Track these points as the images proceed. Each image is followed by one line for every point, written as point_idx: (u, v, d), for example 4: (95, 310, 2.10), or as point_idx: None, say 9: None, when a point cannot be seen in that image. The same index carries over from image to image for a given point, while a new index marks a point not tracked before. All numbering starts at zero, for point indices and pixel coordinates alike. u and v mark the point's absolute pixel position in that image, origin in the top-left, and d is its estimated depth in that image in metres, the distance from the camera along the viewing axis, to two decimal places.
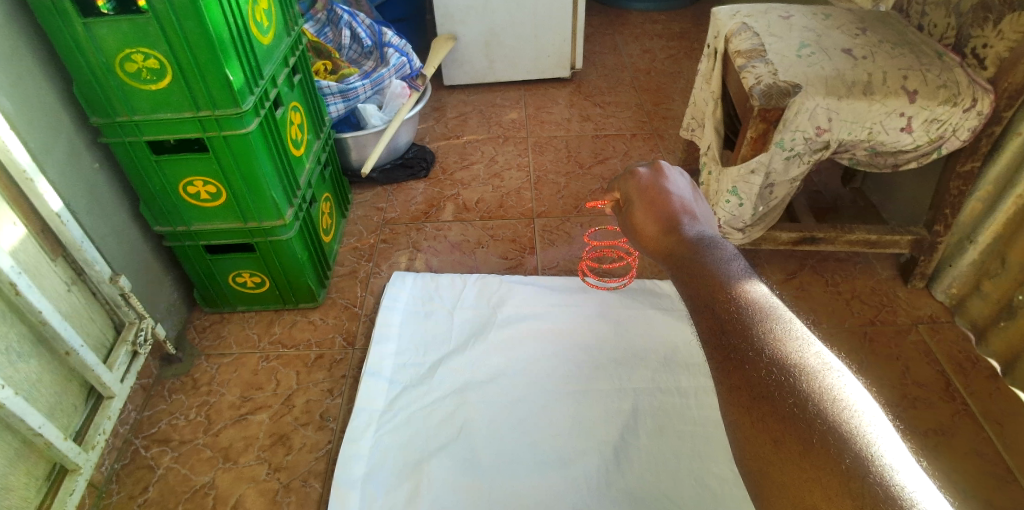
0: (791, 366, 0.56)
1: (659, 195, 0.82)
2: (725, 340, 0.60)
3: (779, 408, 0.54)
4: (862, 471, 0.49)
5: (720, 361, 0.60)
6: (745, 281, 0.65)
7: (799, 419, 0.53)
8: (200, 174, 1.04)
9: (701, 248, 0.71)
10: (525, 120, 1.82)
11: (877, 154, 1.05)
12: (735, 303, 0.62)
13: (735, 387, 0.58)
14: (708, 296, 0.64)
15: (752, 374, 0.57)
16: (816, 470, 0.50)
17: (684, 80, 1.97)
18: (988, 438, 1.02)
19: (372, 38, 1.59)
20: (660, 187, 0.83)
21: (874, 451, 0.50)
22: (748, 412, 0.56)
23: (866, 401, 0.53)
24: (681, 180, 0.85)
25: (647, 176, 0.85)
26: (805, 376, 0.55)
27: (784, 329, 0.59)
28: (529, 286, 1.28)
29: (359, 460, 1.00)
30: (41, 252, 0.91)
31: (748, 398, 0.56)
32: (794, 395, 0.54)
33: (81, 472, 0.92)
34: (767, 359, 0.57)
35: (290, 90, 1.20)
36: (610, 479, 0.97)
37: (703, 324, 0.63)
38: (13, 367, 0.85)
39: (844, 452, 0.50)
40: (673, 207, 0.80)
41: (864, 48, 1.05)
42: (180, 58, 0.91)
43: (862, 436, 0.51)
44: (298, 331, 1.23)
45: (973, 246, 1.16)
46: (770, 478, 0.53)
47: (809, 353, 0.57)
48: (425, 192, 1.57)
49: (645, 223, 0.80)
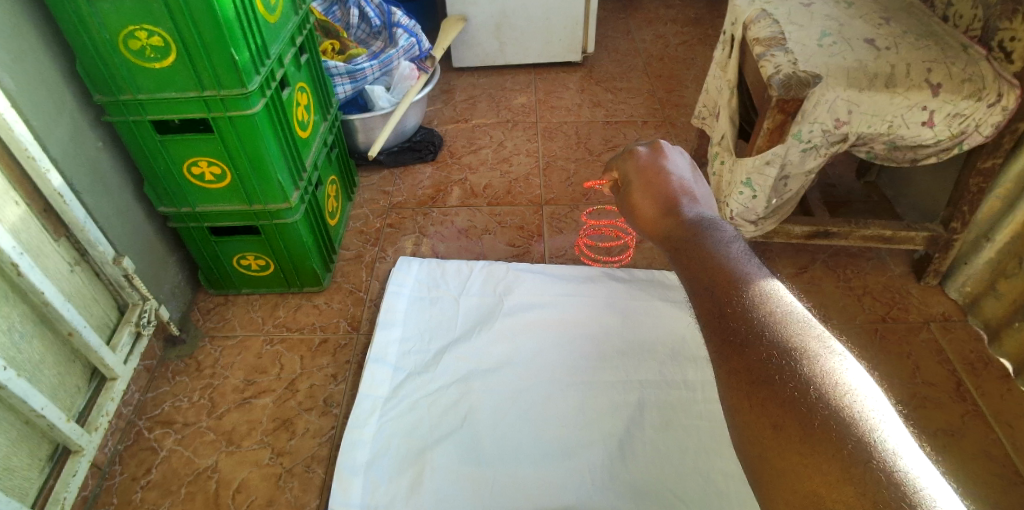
0: (792, 350, 0.55)
1: (658, 175, 0.80)
2: (724, 323, 0.58)
3: (779, 393, 0.53)
4: (864, 457, 0.47)
5: (719, 345, 0.58)
6: (745, 264, 0.63)
7: (800, 404, 0.52)
8: (205, 155, 1.02)
9: (701, 230, 0.69)
10: (535, 104, 1.79)
11: (896, 148, 1.03)
12: (735, 285, 0.61)
13: (734, 370, 0.56)
14: (707, 279, 0.63)
15: (752, 358, 0.56)
16: (816, 456, 0.49)
17: (698, 67, 1.94)
18: (997, 439, 1.01)
19: (380, 18, 1.56)
20: (660, 168, 0.81)
21: (877, 437, 0.48)
22: (747, 397, 0.55)
23: (868, 385, 0.52)
24: (681, 160, 0.84)
25: (646, 155, 0.83)
26: (806, 358, 0.54)
27: (784, 312, 0.58)
28: (536, 275, 1.26)
29: (362, 447, 0.99)
30: (43, 232, 0.90)
31: (748, 382, 0.55)
32: (795, 381, 0.53)
33: (84, 454, 0.91)
34: (768, 343, 0.56)
35: (297, 70, 1.17)
36: (613, 469, 0.97)
37: (703, 309, 0.61)
38: (15, 348, 0.84)
39: (846, 438, 0.49)
40: (673, 187, 0.78)
41: (888, 39, 1.02)
42: (184, 37, 0.89)
43: (864, 422, 0.49)
44: (302, 315, 1.22)
45: (990, 244, 1.14)
46: (768, 466, 0.52)
47: (809, 336, 0.56)
48: (432, 177, 1.55)
49: (643, 204, 0.78)
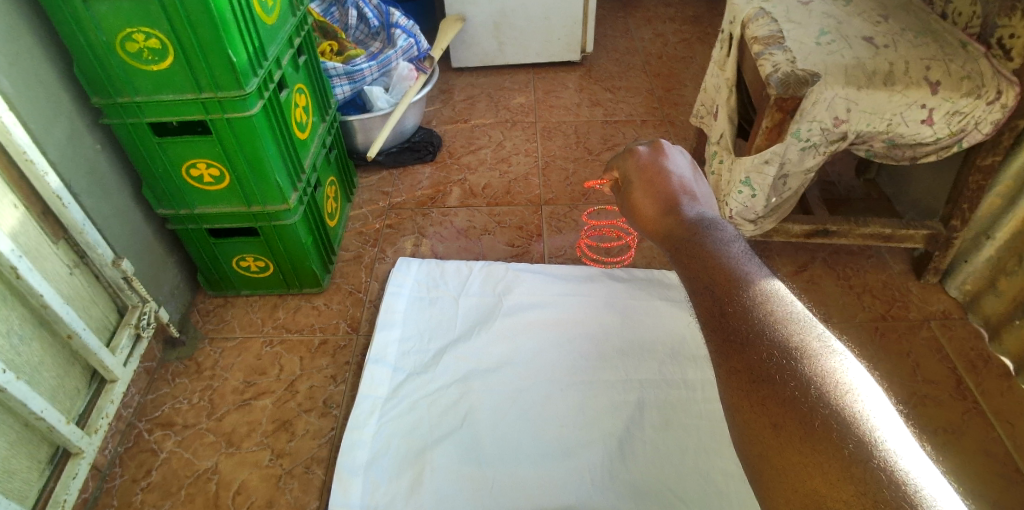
0: (792, 350, 0.55)
1: (658, 175, 0.80)
2: (724, 322, 0.58)
3: (780, 393, 0.53)
4: (865, 456, 0.47)
5: (720, 345, 0.58)
6: (745, 263, 0.63)
7: (800, 403, 0.52)
8: (203, 156, 1.02)
9: (701, 229, 0.69)
10: (534, 104, 1.79)
11: (895, 146, 1.02)
12: (736, 284, 0.61)
13: (735, 370, 0.56)
14: (707, 278, 0.62)
15: (752, 358, 0.56)
16: (817, 455, 0.49)
17: (697, 66, 1.94)
18: (998, 438, 1.01)
19: (379, 19, 1.56)
20: (660, 167, 0.81)
21: (876, 436, 0.48)
22: (747, 396, 0.54)
23: (868, 385, 0.52)
24: (681, 159, 0.83)
25: (647, 154, 0.83)
26: (806, 358, 0.54)
27: (785, 311, 0.58)
28: (536, 275, 1.26)
29: (362, 448, 0.99)
30: (41, 235, 0.90)
31: (748, 381, 0.55)
32: (795, 380, 0.53)
33: (84, 456, 0.92)
34: (768, 342, 0.56)
35: (295, 71, 1.17)
36: (613, 470, 0.97)
37: (703, 308, 0.61)
38: (14, 350, 0.84)
39: (847, 437, 0.49)
40: (673, 187, 0.78)
41: (886, 37, 1.01)
42: (182, 39, 0.89)
43: (864, 421, 0.49)
44: (301, 316, 1.22)
45: (990, 242, 1.14)
46: (769, 465, 0.52)
47: (809, 335, 0.56)
48: (431, 177, 1.55)
49: (643, 203, 0.78)
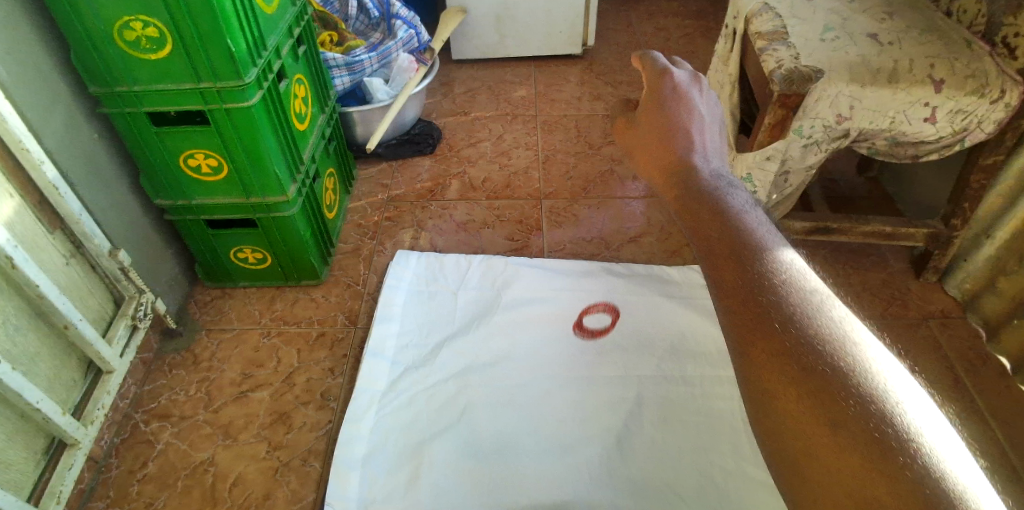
0: (805, 310, 0.56)
1: (676, 105, 0.91)
2: (738, 282, 0.59)
3: (794, 350, 0.54)
4: (878, 413, 0.49)
5: (732, 304, 0.58)
6: (754, 228, 0.64)
7: (814, 360, 0.52)
8: (202, 147, 1.01)
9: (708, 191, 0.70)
10: (535, 97, 1.78)
11: (898, 144, 1.02)
12: (747, 247, 0.61)
13: (749, 329, 0.56)
14: (717, 240, 0.63)
15: (766, 317, 0.56)
16: (832, 414, 0.50)
17: (699, 60, 1.93)
18: (995, 437, 1.02)
19: (379, 9, 1.54)
20: (682, 99, 0.92)
21: (890, 395, 0.49)
22: (761, 354, 0.55)
23: (879, 348, 0.53)
24: (707, 105, 0.94)
25: (679, 80, 0.94)
26: (818, 318, 0.55)
27: (794, 275, 0.59)
28: (535, 269, 1.25)
29: (360, 441, 0.99)
30: (38, 225, 0.89)
31: (762, 340, 0.55)
32: (809, 339, 0.54)
33: (80, 447, 0.92)
34: (781, 303, 0.56)
35: (294, 62, 1.16)
36: (611, 465, 0.97)
37: (715, 268, 0.61)
38: (11, 340, 0.84)
39: (860, 394, 0.50)
40: (681, 129, 0.89)
41: (891, 34, 1.01)
42: (180, 27, 0.88)
43: (877, 381, 0.50)
44: (300, 309, 1.22)
45: (991, 242, 1.14)
46: (785, 422, 0.53)
47: (819, 298, 0.57)
48: (431, 170, 1.54)
49: (649, 129, 0.91)
